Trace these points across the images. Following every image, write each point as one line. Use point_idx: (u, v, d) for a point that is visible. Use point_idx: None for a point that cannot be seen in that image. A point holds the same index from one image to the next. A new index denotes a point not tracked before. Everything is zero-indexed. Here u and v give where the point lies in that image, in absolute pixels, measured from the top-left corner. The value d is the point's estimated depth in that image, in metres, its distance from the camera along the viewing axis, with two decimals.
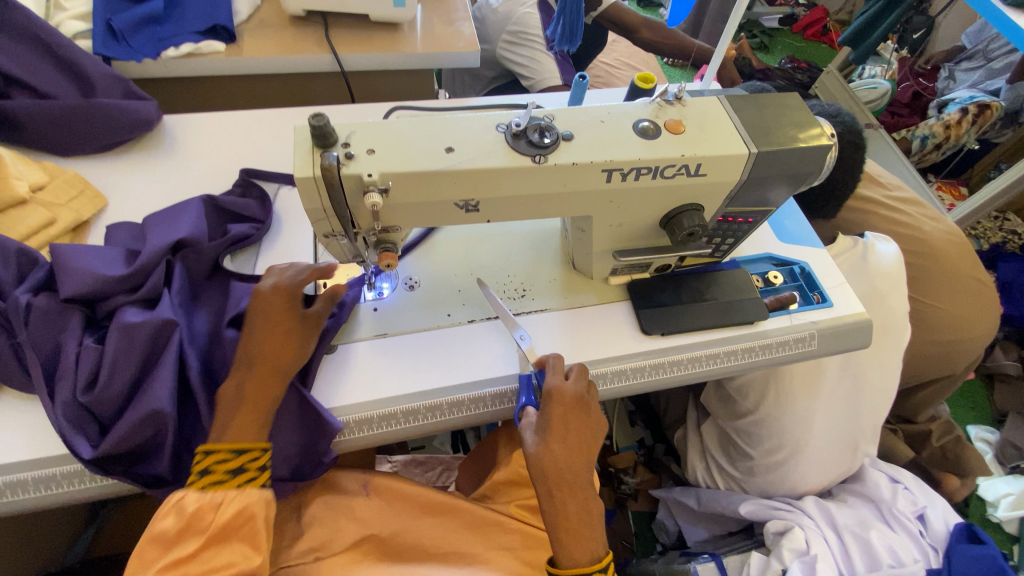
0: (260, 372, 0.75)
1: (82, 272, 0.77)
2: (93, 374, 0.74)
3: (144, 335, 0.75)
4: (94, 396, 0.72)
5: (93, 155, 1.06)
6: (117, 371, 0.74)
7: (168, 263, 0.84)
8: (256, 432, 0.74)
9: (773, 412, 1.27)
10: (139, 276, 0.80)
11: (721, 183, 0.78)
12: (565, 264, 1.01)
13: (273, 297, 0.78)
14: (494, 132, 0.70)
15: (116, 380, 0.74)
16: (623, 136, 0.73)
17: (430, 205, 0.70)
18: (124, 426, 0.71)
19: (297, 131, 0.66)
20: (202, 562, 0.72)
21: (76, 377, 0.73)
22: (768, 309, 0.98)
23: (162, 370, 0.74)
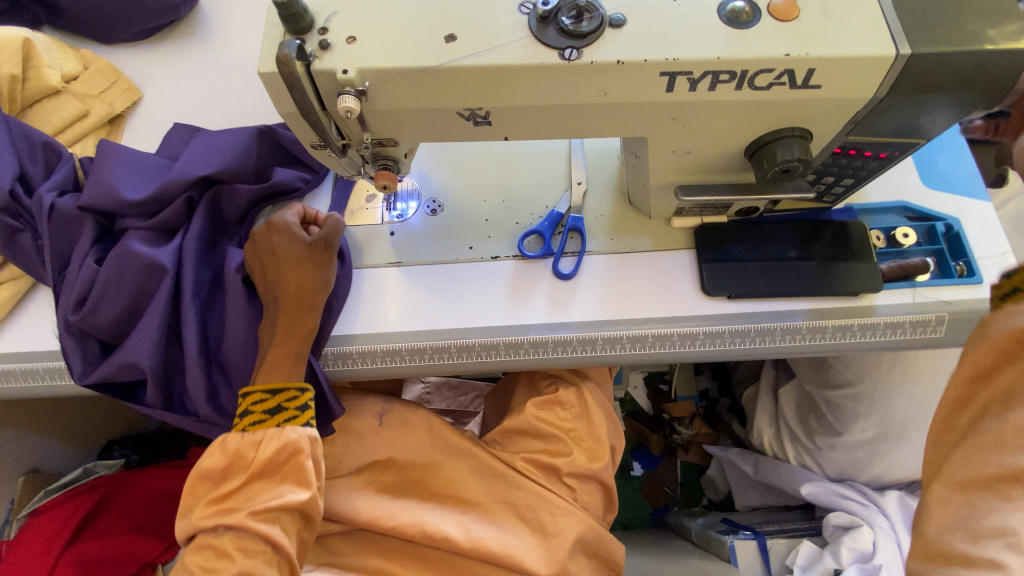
0: (287, 303, 0.72)
1: (104, 183, 0.75)
2: (85, 296, 0.74)
3: (133, 272, 0.73)
4: (84, 319, 0.73)
5: (132, 44, 0.97)
6: (107, 299, 0.73)
7: (190, 200, 0.78)
8: (288, 368, 0.71)
9: (881, 388, 1.02)
10: (154, 204, 0.77)
11: (841, 102, 0.54)
12: (620, 198, 0.82)
13: (271, 235, 0.75)
14: (514, 15, 0.51)
15: (107, 309, 0.73)
16: (701, 25, 0.50)
17: (427, 113, 0.55)
18: (109, 365, 0.72)
19: (269, 11, 0.53)
20: (246, 500, 0.69)
21: (72, 294, 0.74)
22: (885, 280, 0.75)
23: (149, 324, 0.72)
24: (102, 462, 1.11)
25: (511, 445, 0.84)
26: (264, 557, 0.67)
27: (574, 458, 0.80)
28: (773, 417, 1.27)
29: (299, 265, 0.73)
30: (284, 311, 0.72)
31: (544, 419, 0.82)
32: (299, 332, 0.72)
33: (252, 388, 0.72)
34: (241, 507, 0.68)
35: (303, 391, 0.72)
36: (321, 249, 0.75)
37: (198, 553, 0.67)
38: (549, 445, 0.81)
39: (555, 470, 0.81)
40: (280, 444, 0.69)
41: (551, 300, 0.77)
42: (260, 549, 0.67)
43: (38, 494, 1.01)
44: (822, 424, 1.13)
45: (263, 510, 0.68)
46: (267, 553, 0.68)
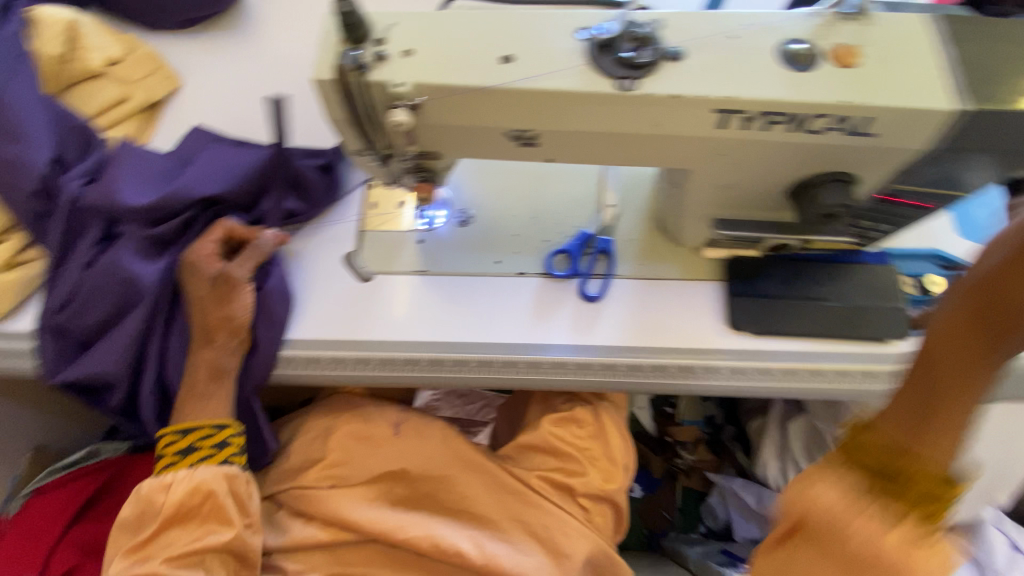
0: (198, 343, 0.73)
1: (111, 186, 0.71)
2: (70, 298, 0.71)
3: (116, 287, 0.69)
4: (68, 321, 0.70)
5: (175, 32, 0.97)
6: (90, 305, 0.70)
7: (190, 219, 0.74)
8: (200, 413, 0.73)
9: None
10: (155, 215, 0.72)
11: (892, 151, 0.54)
12: (652, 224, 0.82)
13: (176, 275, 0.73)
14: (573, 40, 0.51)
15: (89, 315, 0.70)
16: (760, 65, 0.50)
17: (476, 131, 0.55)
18: (79, 370, 0.71)
19: (326, 17, 0.53)
20: (164, 545, 0.72)
21: (59, 293, 0.70)
22: (914, 327, 0.74)
23: (123, 339, 0.71)
24: (107, 443, 1.09)
25: (526, 461, 0.84)
26: None
27: (589, 479, 0.80)
28: (779, 450, 1.25)
29: (200, 304, 0.72)
30: (203, 352, 0.73)
31: (560, 437, 0.82)
32: (216, 375, 0.73)
33: (166, 430, 0.75)
34: (157, 555, 0.72)
35: (215, 430, 0.74)
36: (225, 289, 0.72)
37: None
38: (564, 464, 0.82)
39: (569, 490, 0.81)
40: (189, 484, 0.72)
41: (549, 350, 0.75)
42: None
43: (42, 474, 0.99)
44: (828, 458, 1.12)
45: (182, 555, 0.72)
46: None
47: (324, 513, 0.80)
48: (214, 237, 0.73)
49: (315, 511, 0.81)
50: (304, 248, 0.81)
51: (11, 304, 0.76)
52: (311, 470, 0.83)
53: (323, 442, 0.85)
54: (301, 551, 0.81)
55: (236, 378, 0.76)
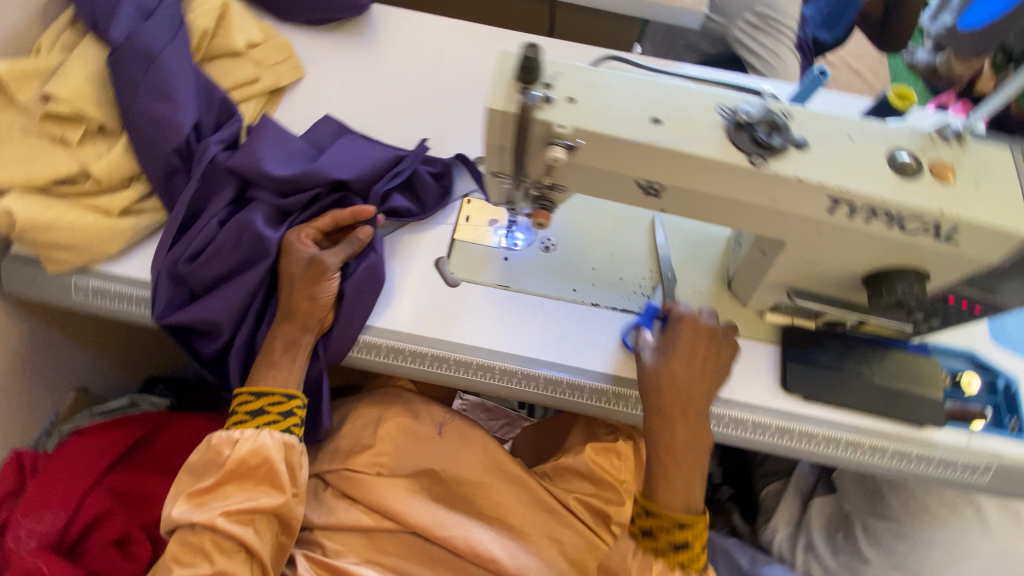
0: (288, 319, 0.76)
1: (257, 153, 0.77)
2: (199, 250, 0.74)
3: (247, 243, 0.74)
4: (193, 270, 0.73)
5: (305, 29, 1.06)
6: (217, 258, 0.74)
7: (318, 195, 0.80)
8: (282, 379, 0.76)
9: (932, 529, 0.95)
10: (290, 185, 0.77)
11: (968, 260, 0.61)
12: (719, 280, 0.88)
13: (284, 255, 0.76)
14: (713, 114, 0.59)
15: (214, 266, 0.74)
16: (870, 166, 0.58)
17: (611, 175, 0.62)
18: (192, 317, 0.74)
19: (502, 56, 0.61)
20: (220, 497, 0.72)
21: (189, 243, 0.74)
22: (946, 417, 0.80)
23: (241, 293, 0.74)
24: (148, 398, 1.13)
25: (563, 483, 0.88)
26: (238, 556, 0.71)
27: (624, 509, 0.84)
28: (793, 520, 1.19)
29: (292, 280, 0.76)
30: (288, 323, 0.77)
31: (600, 466, 0.85)
32: (290, 348, 0.77)
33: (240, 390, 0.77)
34: (216, 506, 0.71)
35: (287, 399, 0.76)
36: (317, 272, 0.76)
37: (177, 545, 0.70)
38: (601, 492, 0.85)
39: (603, 516, 0.85)
40: (255, 445, 0.73)
41: (619, 376, 0.80)
42: (234, 549, 0.71)
43: (83, 414, 1.04)
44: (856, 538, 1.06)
45: (236, 511, 0.71)
46: (243, 552, 0.71)
47: (367, 501, 0.82)
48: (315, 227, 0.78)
49: (361, 496, 0.82)
50: (401, 244, 0.87)
51: (121, 246, 0.80)
52: (360, 456, 0.85)
53: (373, 431, 0.87)
54: (342, 531, 0.82)
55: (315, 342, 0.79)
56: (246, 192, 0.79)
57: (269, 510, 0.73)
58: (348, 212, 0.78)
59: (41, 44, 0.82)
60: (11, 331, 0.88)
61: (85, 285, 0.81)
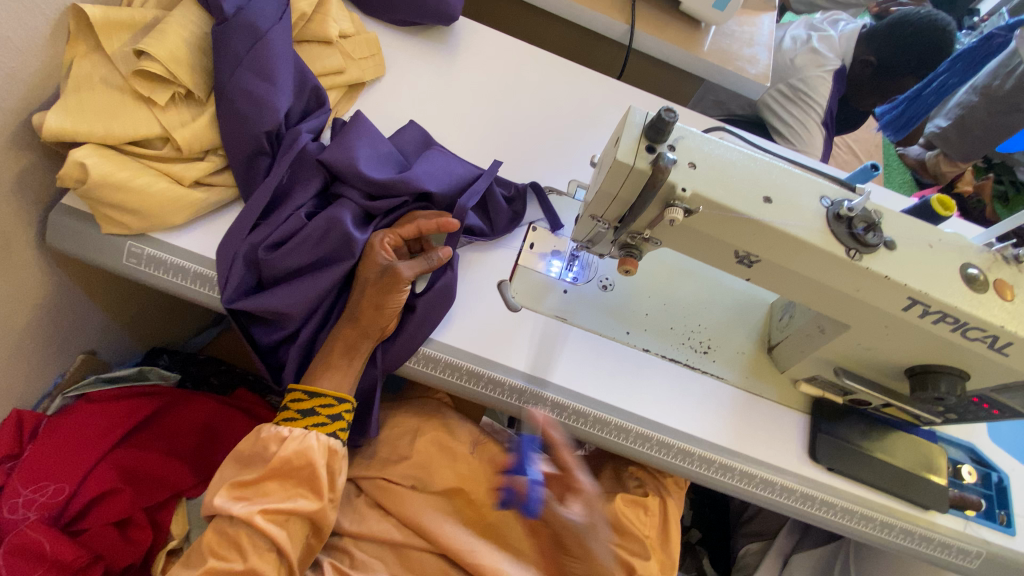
0: (356, 325, 0.76)
1: (351, 153, 0.78)
2: (281, 239, 0.75)
3: (331, 240, 0.75)
4: (272, 259, 0.74)
5: (390, 26, 1.05)
6: (298, 250, 0.75)
7: (402, 202, 0.82)
8: (342, 383, 0.77)
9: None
10: (378, 189, 0.79)
11: (1012, 371, 0.67)
12: (760, 343, 0.93)
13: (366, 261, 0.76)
14: (817, 203, 0.63)
15: (293, 258, 0.74)
16: (947, 276, 0.63)
17: (713, 241, 0.65)
18: (262, 305, 0.73)
19: (632, 110, 0.63)
20: (260, 493, 0.73)
21: (272, 232, 0.75)
22: (948, 504, 0.87)
23: (316, 288, 0.75)
24: (158, 370, 1.07)
25: None
26: (269, 557, 0.70)
27: (649, 564, 0.83)
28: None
29: (367, 286, 0.76)
30: (355, 327, 0.77)
31: (628, 517, 0.85)
32: (348, 352, 0.77)
33: (296, 387, 0.77)
34: (256, 503, 0.72)
35: (340, 401, 0.76)
36: (389, 283, 0.75)
37: (214, 535, 0.71)
38: (627, 543, 0.84)
39: (629, 568, 0.83)
40: (301, 447, 0.73)
41: (664, 425, 0.83)
42: (265, 548, 0.70)
43: (89, 379, 0.98)
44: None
45: (273, 511, 0.71)
46: (277, 556, 0.71)
47: (400, 514, 0.81)
48: (389, 238, 0.78)
49: (396, 509, 0.82)
50: (468, 262, 0.88)
51: (186, 218, 0.76)
52: (395, 467, 0.85)
53: (408, 443, 0.86)
54: (373, 542, 0.82)
55: (376, 347, 0.79)
56: (331, 187, 0.81)
57: (303, 514, 0.73)
58: (433, 224, 0.77)
59: None
60: (40, 284, 0.83)
61: (140, 252, 0.76)
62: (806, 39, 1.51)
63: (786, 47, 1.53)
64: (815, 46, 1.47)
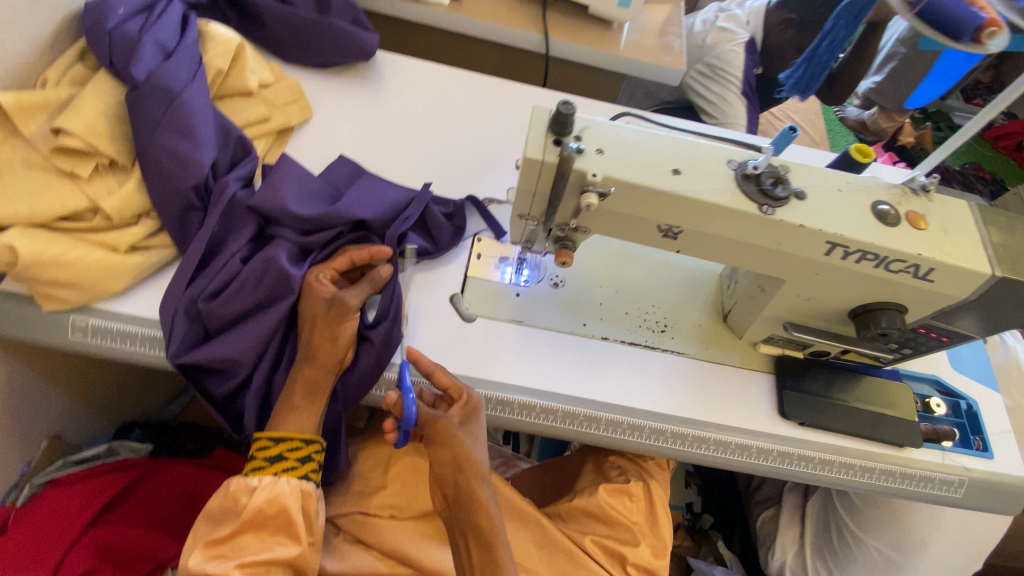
0: (311, 363, 0.76)
1: (279, 194, 0.80)
2: (221, 287, 0.76)
3: (270, 280, 0.76)
4: (213, 307, 0.74)
5: (311, 70, 1.08)
6: (239, 294, 0.76)
7: (339, 233, 0.83)
8: (307, 424, 0.75)
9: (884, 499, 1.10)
10: (313, 224, 0.81)
11: (942, 297, 0.70)
12: (715, 313, 0.95)
13: (308, 298, 0.76)
14: (725, 167, 0.66)
15: (236, 303, 0.75)
16: (860, 216, 0.66)
17: (637, 220, 0.67)
18: (210, 354, 0.74)
19: (535, 109, 0.66)
20: (236, 549, 0.71)
21: (211, 281, 0.76)
22: (922, 438, 0.88)
23: (262, 328, 0.76)
24: (127, 444, 1.09)
25: (577, 524, 0.89)
26: None
27: (640, 550, 0.84)
28: (797, 536, 1.31)
29: (313, 322, 0.76)
30: (311, 365, 0.76)
31: (613, 506, 0.86)
32: (310, 392, 0.76)
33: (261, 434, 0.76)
34: (233, 559, 0.70)
35: (307, 443, 0.75)
36: (334, 313, 0.75)
37: None
38: (616, 532, 0.86)
39: (620, 557, 0.84)
40: (273, 495, 0.72)
41: (632, 408, 0.84)
42: None
43: (58, 462, 0.98)
44: (849, 537, 1.19)
45: (251, 563, 0.70)
46: None
47: (382, 544, 0.80)
48: (326, 271, 0.79)
49: (377, 540, 0.81)
50: (416, 282, 0.89)
51: (126, 284, 0.76)
52: (374, 497, 0.84)
53: (383, 471, 0.86)
54: None
55: (334, 380, 0.79)
56: (266, 230, 0.82)
57: (284, 561, 0.72)
58: (365, 251, 0.80)
59: (47, 79, 0.81)
60: None
61: (84, 324, 0.75)
62: (714, 20, 1.60)
63: (696, 31, 1.62)
64: (722, 25, 1.56)
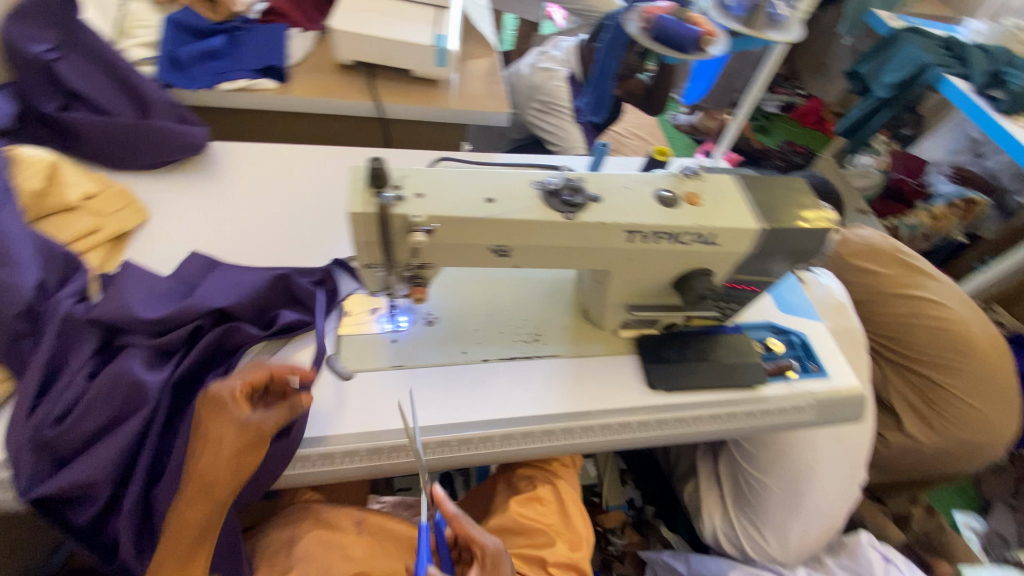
0: (200, 496, 0.68)
1: (123, 302, 0.79)
2: (67, 410, 0.72)
3: (123, 391, 0.74)
4: (60, 433, 0.70)
5: (141, 173, 1.09)
6: (90, 413, 0.73)
7: (197, 326, 0.83)
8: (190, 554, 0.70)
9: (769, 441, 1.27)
10: (165, 324, 0.81)
11: (730, 254, 0.84)
12: (576, 314, 1.05)
13: (228, 428, 0.67)
14: (532, 189, 0.76)
15: (87, 423, 0.72)
16: (646, 204, 0.79)
17: (467, 247, 0.75)
18: (63, 484, 0.69)
19: (352, 169, 0.73)
20: None
21: (55, 406, 0.72)
22: (767, 375, 1.02)
23: (121, 445, 0.72)
24: None
25: (499, 544, 0.91)
26: None
27: (557, 548, 0.89)
28: (720, 496, 1.43)
29: (217, 453, 0.67)
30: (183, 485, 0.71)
31: (526, 515, 0.91)
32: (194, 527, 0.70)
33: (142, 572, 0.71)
34: None
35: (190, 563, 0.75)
36: (250, 439, 0.68)
37: None
38: (533, 538, 0.90)
39: (540, 561, 0.88)
40: None
41: (522, 417, 0.90)
42: None
43: None
44: (755, 482, 1.32)
45: None
46: None
47: None
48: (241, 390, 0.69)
49: None
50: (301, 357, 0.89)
51: None
52: None
53: (291, 553, 0.84)
54: None
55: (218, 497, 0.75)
56: (112, 340, 0.80)
57: None
58: (288, 365, 0.74)
59: None
60: None
61: None
62: (535, 63, 1.79)
63: (523, 74, 1.81)
64: (543, 66, 1.75)
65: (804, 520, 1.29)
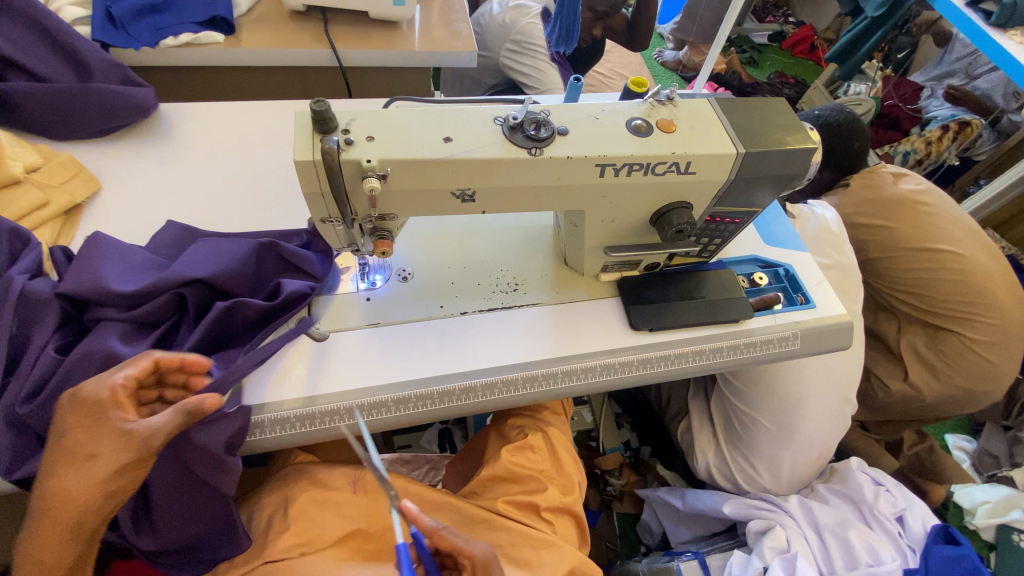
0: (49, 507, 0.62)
1: (94, 275, 0.76)
2: (39, 385, 0.71)
3: (97, 365, 0.71)
4: (35, 409, 0.70)
5: (87, 141, 1.03)
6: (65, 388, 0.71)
7: (179, 295, 0.79)
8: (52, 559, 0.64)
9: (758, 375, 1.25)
10: (139, 298, 0.77)
11: (710, 183, 0.80)
12: (556, 260, 1.02)
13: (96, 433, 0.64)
14: (492, 125, 0.71)
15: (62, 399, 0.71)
16: (617, 135, 0.75)
17: (430, 192, 0.71)
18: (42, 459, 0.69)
19: (298, 115, 0.68)
20: None
21: (25, 382, 0.71)
22: (753, 308, 1.00)
23: None
24: None
25: (490, 492, 0.92)
26: None
27: (548, 492, 0.89)
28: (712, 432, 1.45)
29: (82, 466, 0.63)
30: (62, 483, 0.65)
31: (517, 462, 0.91)
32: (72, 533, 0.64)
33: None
34: None
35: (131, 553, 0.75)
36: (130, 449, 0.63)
37: None
38: (523, 485, 0.90)
39: (532, 506, 0.88)
40: None
41: (504, 366, 0.88)
42: None
43: None
44: (747, 417, 1.33)
45: None
46: None
47: None
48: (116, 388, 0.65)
49: None
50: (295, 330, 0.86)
51: None
52: (278, 542, 0.81)
53: (284, 514, 0.84)
54: None
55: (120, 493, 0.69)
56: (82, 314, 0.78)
57: None
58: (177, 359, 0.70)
59: None
60: None
61: None
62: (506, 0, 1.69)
63: (494, 13, 1.69)
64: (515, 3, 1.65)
65: (796, 450, 1.30)
